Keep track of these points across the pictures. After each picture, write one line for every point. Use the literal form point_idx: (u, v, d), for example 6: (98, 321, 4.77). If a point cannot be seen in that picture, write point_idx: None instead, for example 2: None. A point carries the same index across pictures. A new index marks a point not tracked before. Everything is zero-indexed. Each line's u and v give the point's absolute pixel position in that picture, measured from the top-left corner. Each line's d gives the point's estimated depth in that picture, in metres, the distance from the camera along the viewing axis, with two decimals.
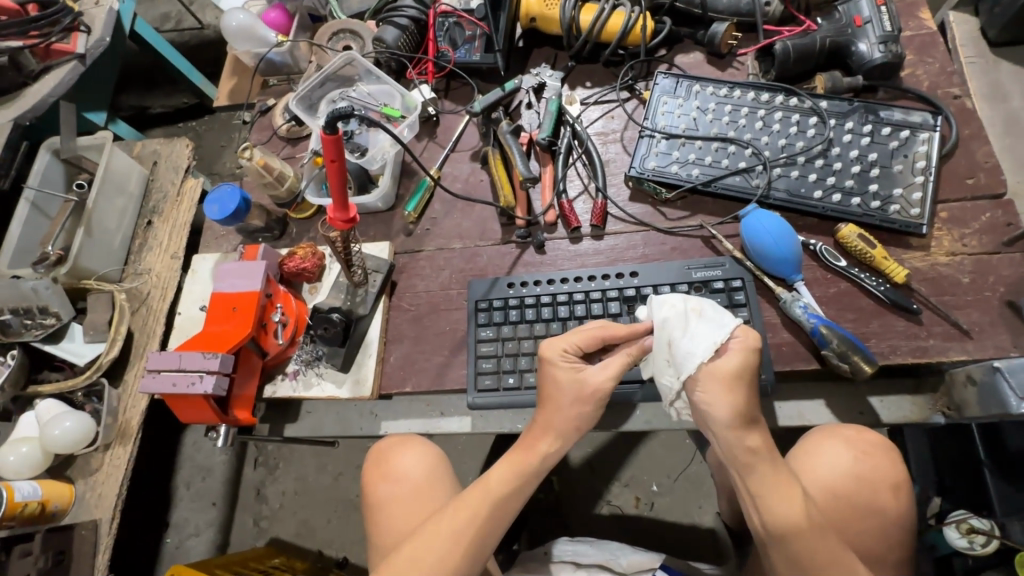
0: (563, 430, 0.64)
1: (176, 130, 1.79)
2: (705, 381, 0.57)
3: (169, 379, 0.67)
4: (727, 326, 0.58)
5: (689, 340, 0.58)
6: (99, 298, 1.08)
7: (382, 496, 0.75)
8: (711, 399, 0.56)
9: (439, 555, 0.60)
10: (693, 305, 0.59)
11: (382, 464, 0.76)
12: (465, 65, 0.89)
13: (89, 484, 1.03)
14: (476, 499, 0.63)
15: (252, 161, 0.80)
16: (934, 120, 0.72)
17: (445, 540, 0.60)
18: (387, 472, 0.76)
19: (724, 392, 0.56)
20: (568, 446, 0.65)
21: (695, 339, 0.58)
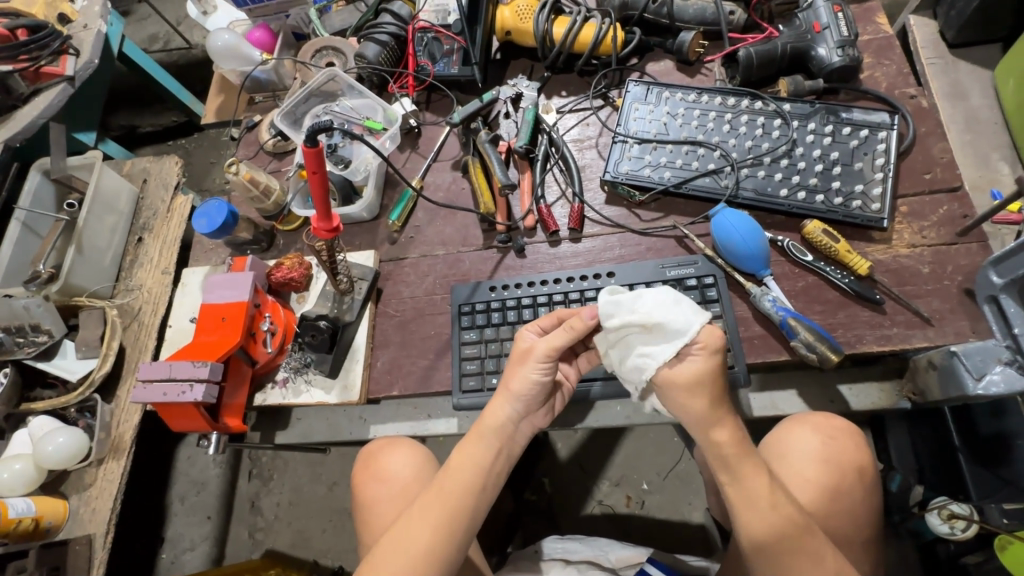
0: (515, 400, 0.64)
1: (165, 148, 1.81)
2: (670, 392, 0.58)
3: (160, 388, 0.68)
4: (689, 332, 0.55)
5: (642, 352, 0.57)
6: (91, 314, 1.10)
7: (372, 496, 0.76)
8: (678, 406, 0.58)
9: (412, 547, 0.60)
10: (647, 315, 0.56)
11: (373, 465, 0.78)
12: (444, 77, 0.92)
13: (83, 499, 1.04)
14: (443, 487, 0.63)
15: (238, 175, 0.83)
16: (891, 119, 0.76)
17: (416, 528, 0.60)
18: (378, 473, 0.77)
19: (685, 401, 0.57)
20: (519, 414, 0.65)
21: (648, 351, 0.57)
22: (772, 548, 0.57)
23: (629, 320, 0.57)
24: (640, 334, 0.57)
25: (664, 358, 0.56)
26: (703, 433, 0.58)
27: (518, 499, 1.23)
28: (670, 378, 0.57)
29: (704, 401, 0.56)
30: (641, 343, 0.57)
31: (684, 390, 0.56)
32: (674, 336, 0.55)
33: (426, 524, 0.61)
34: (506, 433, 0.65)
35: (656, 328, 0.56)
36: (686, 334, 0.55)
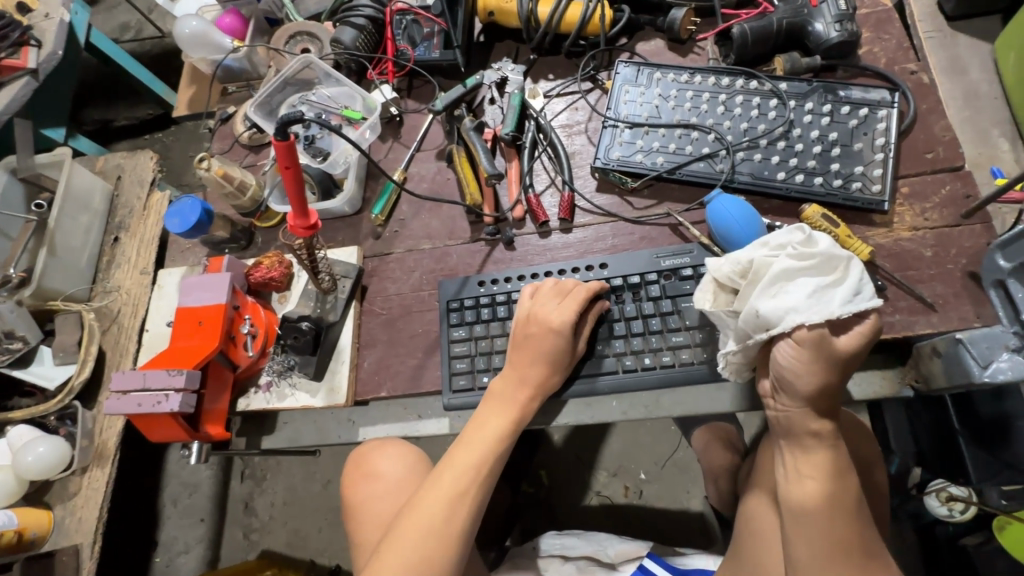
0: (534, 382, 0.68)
1: (142, 142, 1.75)
2: (800, 355, 0.57)
3: (134, 399, 0.65)
4: (848, 291, 0.56)
5: (788, 304, 0.56)
6: (66, 318, 1.08)
7: (364, 496, 0.74)
8: (798, 367, 0.57)
9: (432, 520, 0.63)
10: (837, 265, 0.57)
11: (362, 465, 0.77)
12: (425, 62, 0.88)
13: (67, 509, 1.01)
14: (463, 457, 0.67)
15: (210, 171, 0.79)
16: (891, 97, 0.73)
17: (426, 520, 0.63)
18: (368, 473, 0.76)
19: (814, 364, 0.57)
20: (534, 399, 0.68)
21: (795, 304, 0.56)
22: (820, 519, 0.58)
23: (797, 267, 0.57)
24: (807, 284, 0.57)
25: (805, 319, 0.56)
26: (802, 419, 0.59)
27: (515, 493, 1.21)
28: (802, 341, 0.57)
29: (825, 377, 0.57)
30: (791, 294, 0.57)
31: (811, 355, 0.56)
32: (859, 304, 0.55)
33: (443, 495, 0.65)
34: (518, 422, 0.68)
35: (847, 287, 0.56)
36: (857, 295, 0.55)
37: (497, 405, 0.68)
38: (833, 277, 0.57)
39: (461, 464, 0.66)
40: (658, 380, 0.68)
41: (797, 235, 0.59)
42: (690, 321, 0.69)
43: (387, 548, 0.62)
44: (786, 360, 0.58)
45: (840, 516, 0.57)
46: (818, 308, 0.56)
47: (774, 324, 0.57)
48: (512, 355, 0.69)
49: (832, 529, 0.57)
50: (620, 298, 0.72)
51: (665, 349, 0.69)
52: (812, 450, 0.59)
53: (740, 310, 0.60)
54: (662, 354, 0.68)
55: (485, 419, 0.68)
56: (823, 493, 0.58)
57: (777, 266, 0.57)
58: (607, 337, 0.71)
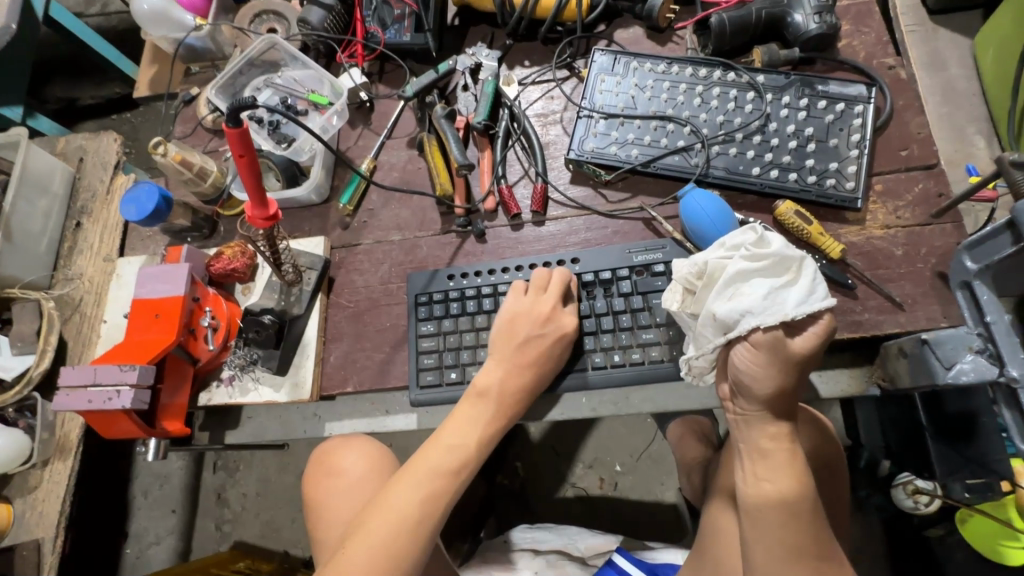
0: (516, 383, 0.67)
1: (110, 122, 1.68)
2: (755, 360, 0.57)
3: (83, 395, 0.62)
4: (802, 293, 0.56)
5: (744, 307, 0.57)
6: (26, 307, 1.03)
7: (326, 494, 0.73)
8: (757, 373, 0.57)
9: (400, 516, 0.60)
10: (789, 267, 0.57)
11: (326, 462, 0.75)
12: (396, 46, 0.85)
13: (28, 503, 0.98)
14: (439, 453, 0.65)
15: (166, 156, 0.75)
16: (868, 93, 0.72)
17: (395, 516, 0.60)
18: (332, 471, 0.74)
19: (772, 369, 0.57)
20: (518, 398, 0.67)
21: (750, 306, 0.56)
22: (774, 519, 0.58)
23: (750, 269, 0.57)
24: (761, 285, 0.57)
25: (761, 321, 0.56)
26: (760, 422, 0.60)
27: (490, 485, 1.21)
28: (758, 344, 0.57)
29: (781, 380, 0.57)
30: (746, 296, 0.57)
31: (766, 357, 0.57)
32: (813, 304, 0.56)
33: (415, 491, 0.62)
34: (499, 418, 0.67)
35: (800, 288, 0.56)
36: (810, 296, 0.56)
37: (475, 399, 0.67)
38: (787, 278, 0.57)
39: (438, 461, 0.64)
40: (628, 377, 0.67)
41: (749, 236, 0.59)
42: (660, 318, 0.68)
43: (349, 543, 0.60)
44: (743, 363, 0.58)
45: (799, 521, 0.57)
46: (773, 310, 0.56)
47: (732, 327, 0.57)
48: (498, 349, 0.68)
49: (790, 534, 0.57)
50: (596, 293, 0.71)
51: (636, 346, 0.68)
52: (771, 457, 0.59)
53: (699, 313, 0.60)
54: (632, 351, 0.67)
55: (462, 414, 0.67)
56: (782, 496, 0.57)
57: (731, 268, 0.58)
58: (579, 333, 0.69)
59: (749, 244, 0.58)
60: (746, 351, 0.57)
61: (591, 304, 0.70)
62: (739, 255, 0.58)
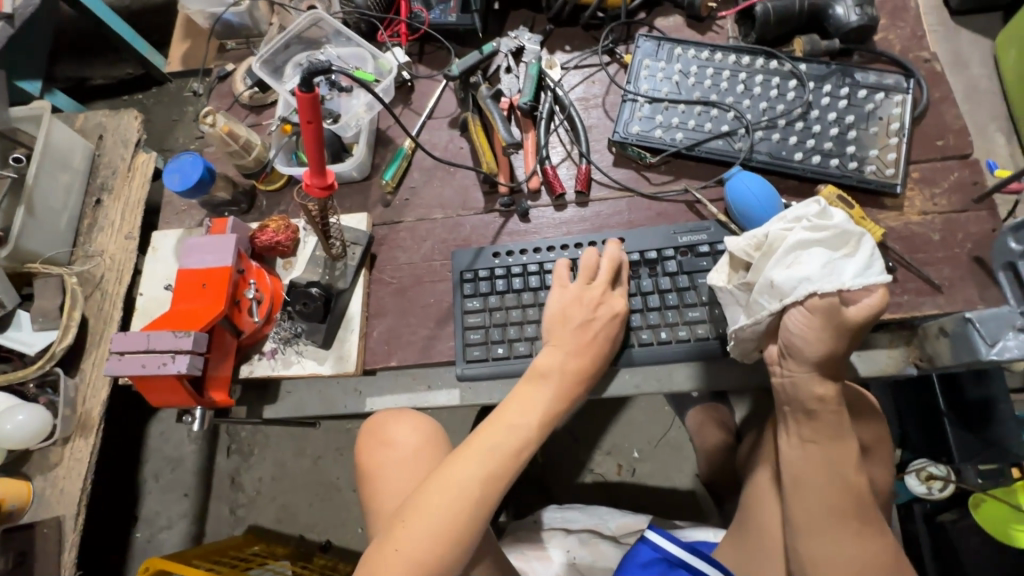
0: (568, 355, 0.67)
1: (121, 103, 1.66)
2: (812, 324, 0.55)
3: (137, 360, 0.62)
4: (863, 266, 0.54)
5: (801, 275, 0.55)
6: (47, 282, 1.01)
7: (377, 465, 0.73)
8: (810, 338, 0.56)
9: (461, 492, 0.61)
10: (851, 240, 0.55)
11: (377, 434, 0.75)
12: (440, 26, 0.85)
13: (48, 480, 0.97)
14: (497, 431, 0.64)
15: (215, 127, 0.75)
16: (906, 83, 0.74)
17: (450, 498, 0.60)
18: (383, 442, 0.74)
19: (828, 335, 0.55)
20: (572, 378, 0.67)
21: (808, 274, 0.55)
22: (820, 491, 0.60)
23: (811, 238, 0.55)
24: (820, 255, 0.55)
25: (817, 288, 0.55)
26: (808, 384, 0.58)
27: None
28: (814, 310, 0.55)
29: (834, 347, 0.56)
30: (805, 265, 0.55)
31: (821, 324, 0.55)
32: (870, 278, 0.54)
33: (473, 471, 0.62)
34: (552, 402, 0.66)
35: (860, 261, 0.55)
36: (869, 270, 0.54)
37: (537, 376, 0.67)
38: (846, 251, 0.55)
39: (502, 439, 0.64)
40: (675, 354, 0.68)
41: (811, 207, 0.57)
42: (705, 297, 0.69)
43: (409, 516, 0.60)
44: (797, 327, 0.56)
45: (842, 486, 0.59)
46: (830, 279, 0.54)
47: (786, 295, 0.56)
48: (552, 322, 0.69)
49: (832, 496, 0.59)
50: (643, 271, 0.72)
51: (682, 324, 0.69)
52: (818, 417, 0.59)
53: (752, 283, 0.59)
54: (679, 329, 0.69)
55: (525, 392, 0.66)
56: (823, 459, 0.60)
57: (791, 238, 0.56)
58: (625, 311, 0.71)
59: (810, 214, 0.57)
60: (799, 318, 0.56)
61: (639, 283, 0.71)
62: (800, 225, 0.56)
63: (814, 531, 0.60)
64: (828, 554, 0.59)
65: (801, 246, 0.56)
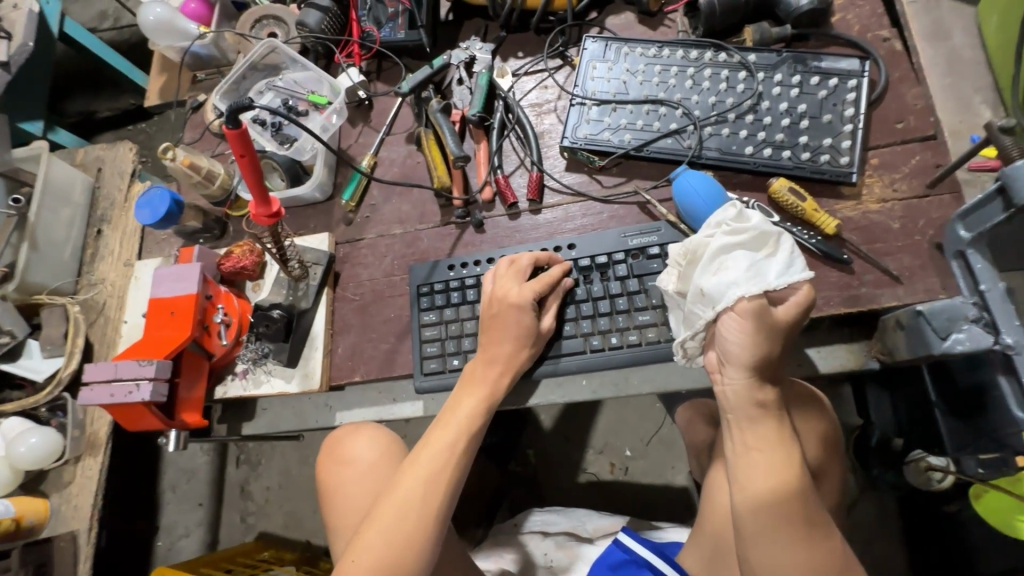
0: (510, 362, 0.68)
1: (127, 133, 1.74)
2: (744, 327, 0.57)
3: (106, 389, 0.66)
4: (782, 262, 0.58)
5: (730, 279, 0.58)
6: (53, 312, 1.08)
7: (337, 483, 0.76)
8: (745, 339, 0.57)
9: (411, 504, 0.62)
10: (768, 240, 0.59)
11: (337, 450, 0.78)
12: (391, 44, 0.86)
13: (63, 497, 1.04)
14: (439, 440, 0.66)
15: (175, 161, 0.78)
16: (861, 66, 0.71)
17: (398, 509, 0.62)
18: (342, 458, 0.77)
19: (761, 335, 0.57)
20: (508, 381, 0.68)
21: (735, 278, 0.58)
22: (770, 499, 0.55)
23: (732, 242, 0.59)
24: (744, 258, 0.58)
25: (746, 290, 0.57)
26: (746, 389, 0.58)
27: (502, 471, 1.24)
28: (744, 312, 0.57)
29: (768, 348, 0.57)
30: (730, 269, 0.58)
31: (753, 324, 0.56)
32: (793, 275, 0.57)
33: (419, 476, 0.64)
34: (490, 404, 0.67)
35: (780, 260, 0.58)
36: (790, 266, 0.58)
37: (471, 382, 0.68)
38: (766, 251, 0.59)
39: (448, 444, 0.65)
40: (627, 359, 0.68)
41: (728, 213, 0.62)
42: (655, 300, 0.69)
43: (364, 530, 0.62)
44: (731, 332, 0.58)
45: (787, 490, 0.55)
46: (756, 280, 0.57)
47: (720, 299, 0.58)
48: (486, 330, 0.69)
49: (779, 500, 0.55)
50: (593, 277, 0.72)
51: (633, 328, 0.69)
52: (759, 422, 0.58)
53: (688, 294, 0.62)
54: (629, 333, 0.69)
55: (458, 401, 0.68)
56: (768, 462, 0.56)
57: (713, 244, 0.60)
58: (574, 318, 0.71)
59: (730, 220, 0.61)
60: (732, 322, 0.58)
61: (590, 288, 0.71)
62: (721, 231, 0.61)
63: (763, 541, 0.54)
64: (779, 567, 0.54)
65: (725, 252, 0.60)
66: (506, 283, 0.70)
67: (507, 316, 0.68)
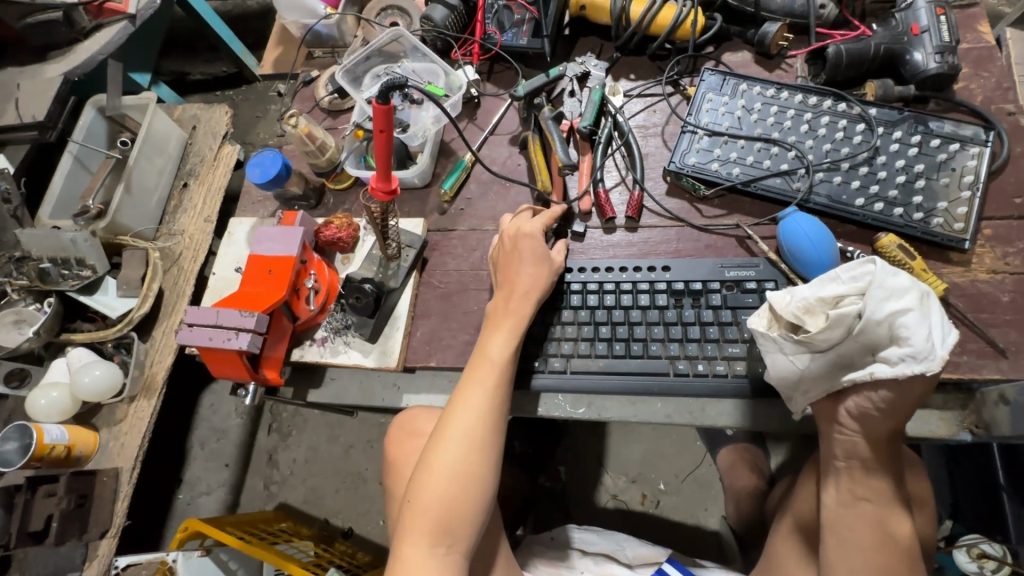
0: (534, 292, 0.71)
1: (213, 97, 1.81)
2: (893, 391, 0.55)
3: (206, 333, 0.69)
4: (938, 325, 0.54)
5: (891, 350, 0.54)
6: (134, 254, 1.12)
7: (409, 454, 0.80)
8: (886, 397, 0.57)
9: (465, 435, 0.65)
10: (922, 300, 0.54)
11: (409, 427, 0.82)
12: (511, 48, 0.90)
13: (113, 433, 1.06)
14: (481, 379, 0.66)
15: (297, 128, 0.82)
16: (985, 135, 0.71)
17: (455, 443, 0.64)
18: (416, 435, 0.81)
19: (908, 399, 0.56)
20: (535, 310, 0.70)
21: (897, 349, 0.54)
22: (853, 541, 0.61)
23: (890, 309, 0.54)
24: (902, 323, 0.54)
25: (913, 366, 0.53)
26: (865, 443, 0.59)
27: (532, 483, 1.22)
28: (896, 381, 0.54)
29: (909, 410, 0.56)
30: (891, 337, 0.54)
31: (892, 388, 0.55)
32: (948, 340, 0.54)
33: (470, 412, 0.65)
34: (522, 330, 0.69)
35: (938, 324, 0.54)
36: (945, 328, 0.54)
37: (503, 320, 0.69)
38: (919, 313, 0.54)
39: (494, 377, 0.66)
40: (710, 388, 0.68)
41: (870, 271, 0.56)
42: (747, 334, 0.69)
43: (425, 468, 0.65)
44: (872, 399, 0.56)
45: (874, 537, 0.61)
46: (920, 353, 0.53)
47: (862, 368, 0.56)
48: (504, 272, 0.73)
49: (873, 553, 0.61)
50: (686, 301, 0.72)
51: (721, 358, 0.69)
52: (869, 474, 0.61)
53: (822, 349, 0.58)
54: (718, 363, 0.68)
55: (490, 338, 0.69)
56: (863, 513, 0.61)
57: (859, 308, 0.55)
58: (661, 338, 0.71)
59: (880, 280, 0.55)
60: (871, 391, 0.56)
61: (681, 312, 0.72)
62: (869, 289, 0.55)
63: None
64: None
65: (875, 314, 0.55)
66: (529, 224, 0.74)
67: (533, 254, 0.72)
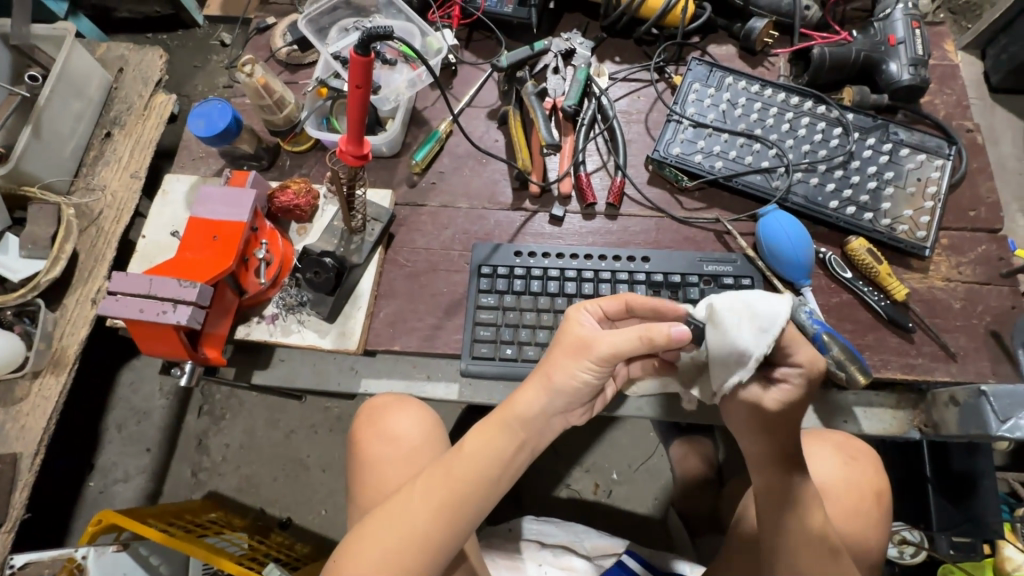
0: (554, 393, 0.56)
1: (144, 39, 1.61)
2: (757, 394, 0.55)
3: (136, 303, 0.60)
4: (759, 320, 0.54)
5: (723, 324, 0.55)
6: (43, 208, 0.97)
7: (373, 455, 0.72)
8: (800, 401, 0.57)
9: (414, 524, 0.55)
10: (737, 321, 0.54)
11: (376, 421, 0.74)
12: (495, 15, 0.84)
13: (10, 414, 0.92)
14: (459, 469, 0.57)
15: (251, 77, 0.73)
16: (947, 149, 0.74)
17: (405, 519, 0.55)
18: (381, 433, 0.73)
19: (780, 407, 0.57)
20: (553, 411, 0.57)
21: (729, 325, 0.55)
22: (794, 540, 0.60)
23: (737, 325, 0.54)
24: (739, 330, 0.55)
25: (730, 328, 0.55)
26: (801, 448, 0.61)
27: None
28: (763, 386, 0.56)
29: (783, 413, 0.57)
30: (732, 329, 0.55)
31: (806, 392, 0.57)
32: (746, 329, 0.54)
33: (428, 502, 0.56)
34: (536, 428, 0.57)
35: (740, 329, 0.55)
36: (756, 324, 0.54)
37: (501, 418, 0.58)
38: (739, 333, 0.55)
39: (469, 471, 0.56)
40: None
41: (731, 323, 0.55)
42: None
43: (361, 532, 0.57)
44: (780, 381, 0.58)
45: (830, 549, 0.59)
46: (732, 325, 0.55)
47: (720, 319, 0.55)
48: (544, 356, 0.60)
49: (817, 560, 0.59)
50: (664, 293, 0.71)
51: None
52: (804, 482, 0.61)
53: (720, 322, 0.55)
54: None
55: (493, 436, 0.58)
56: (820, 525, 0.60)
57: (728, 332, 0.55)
58: None
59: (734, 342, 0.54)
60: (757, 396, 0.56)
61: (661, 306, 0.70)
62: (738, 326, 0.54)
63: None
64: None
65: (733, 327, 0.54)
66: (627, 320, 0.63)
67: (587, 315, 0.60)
